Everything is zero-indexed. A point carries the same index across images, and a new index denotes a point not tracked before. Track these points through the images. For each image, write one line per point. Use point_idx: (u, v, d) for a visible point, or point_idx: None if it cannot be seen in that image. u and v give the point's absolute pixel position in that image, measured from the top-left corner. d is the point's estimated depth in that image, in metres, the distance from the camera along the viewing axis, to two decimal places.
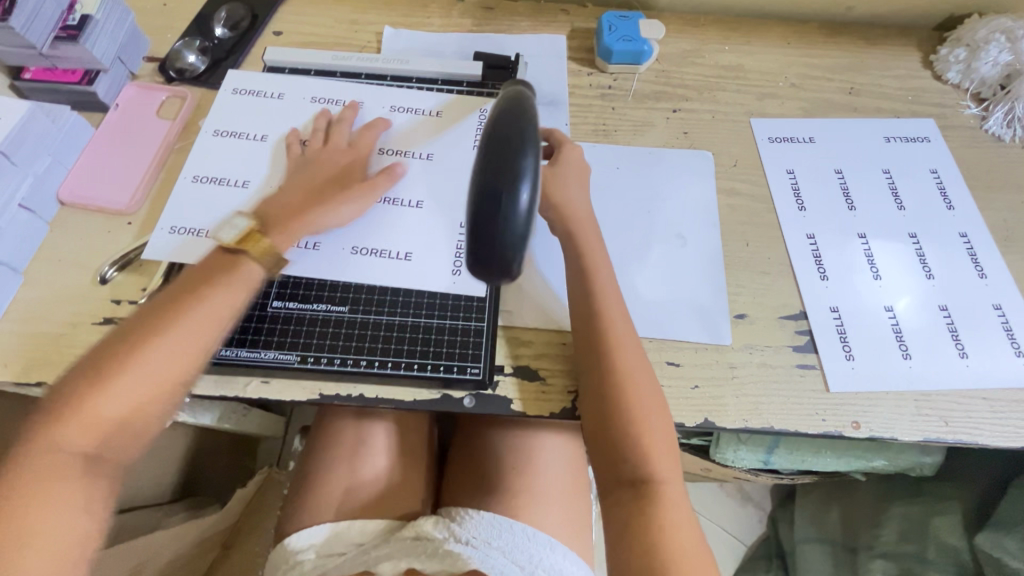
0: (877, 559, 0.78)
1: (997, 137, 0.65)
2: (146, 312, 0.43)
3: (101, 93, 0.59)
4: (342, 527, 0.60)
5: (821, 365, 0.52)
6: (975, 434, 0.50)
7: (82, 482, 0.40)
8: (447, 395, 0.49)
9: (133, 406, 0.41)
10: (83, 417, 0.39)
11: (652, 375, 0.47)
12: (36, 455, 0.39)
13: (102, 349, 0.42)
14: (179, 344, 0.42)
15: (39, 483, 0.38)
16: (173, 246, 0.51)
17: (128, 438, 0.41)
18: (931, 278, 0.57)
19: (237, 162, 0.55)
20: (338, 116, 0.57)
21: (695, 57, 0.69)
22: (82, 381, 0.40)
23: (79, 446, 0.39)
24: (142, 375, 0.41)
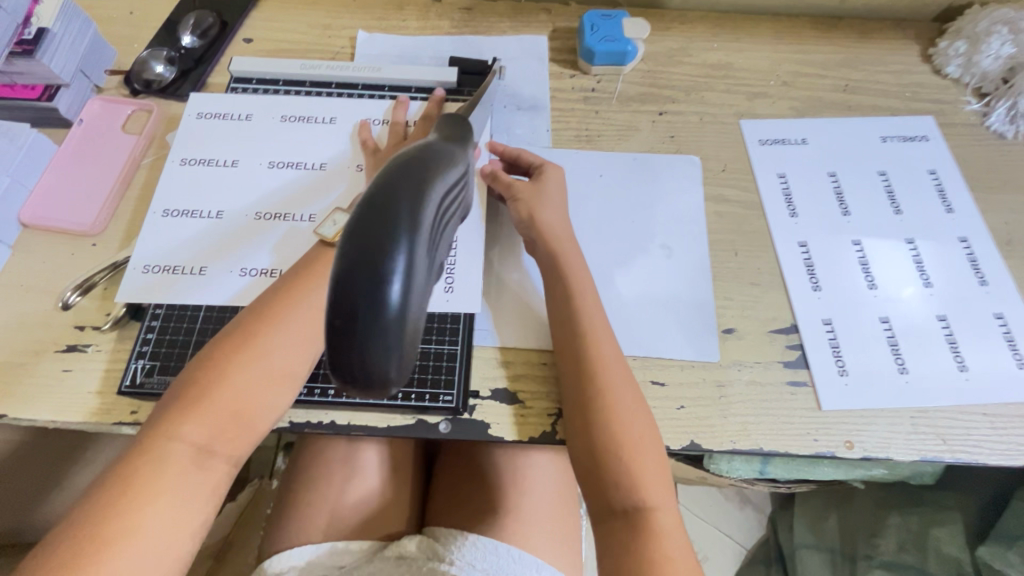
0: (877, 569, 0.76)
1: (999, 134, 0.63)
2: (257, 308, 0.45)
3: (63, 109, 0.58)
4: (324, 550, 0.56)
5: (813, 382, 0.50)
6: (976, 452, 0.48)
7: (198, 474, 0.41)
8: (420, 421, 0.47)
9: (251, 393, 0.42)
10: (203, 406, 0.41)
11: (639, 400, 0.45)
12: (165, 436, 0.40)
13: (218, 342, 0.43)
14: (292, 339, 0.44)
15: (158, 468, 0.40)
16: (147, 286, 0.49)
17: (243, 427, 0.42)
18: (929, 287, 0.54)
19: (206, 190, 0.53)
20: (313, 140, 0.55)
21: (682, 56, 0.66)
22: (202, 372, 0.42)
23: (194, 437, 0.41)
24: (258, 364, 0.43)
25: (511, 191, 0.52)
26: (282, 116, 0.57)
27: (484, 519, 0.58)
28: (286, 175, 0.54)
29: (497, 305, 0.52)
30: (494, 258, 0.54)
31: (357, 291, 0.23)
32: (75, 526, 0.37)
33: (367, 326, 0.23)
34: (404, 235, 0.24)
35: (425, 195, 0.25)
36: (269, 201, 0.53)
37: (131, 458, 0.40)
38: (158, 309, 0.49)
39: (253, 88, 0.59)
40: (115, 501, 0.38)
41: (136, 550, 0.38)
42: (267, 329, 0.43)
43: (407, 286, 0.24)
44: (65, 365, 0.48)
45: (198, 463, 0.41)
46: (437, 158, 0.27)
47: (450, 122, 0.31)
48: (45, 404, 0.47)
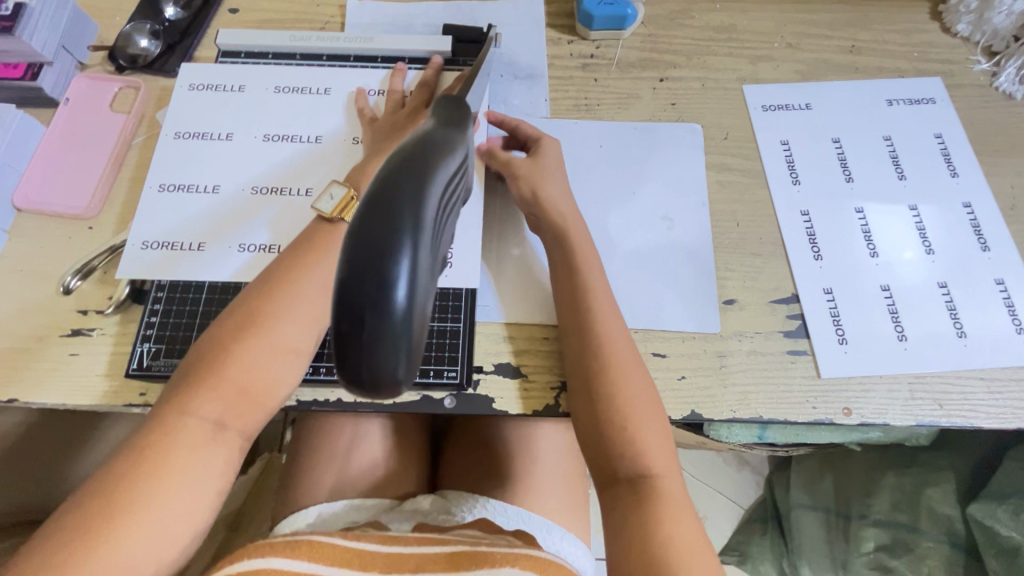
0: (870, 527, 0.80)
1: (1008, 95, 0.61)
2: (261, 287, 0.45)
3: (48, 88, 0.56)
4: (337, 507, 0.58)
5: (813, 350, 0.50)
6: (971, 416, 0.48)
7: (211, 448, 0.41)
8: (426, 396, 0.48)
9: (257, 372, 0.43)
10: (214, 383, 0.42)
11: (644, 375, 0.46)
12: (176, 413, 0.41)
13: (223, 321, 0.44)
14: (296, 317, 0.44)
15: (174, 442, 0.40)
16: (146, 261, 0.49)
17: (252, 405, 0.43)
18: (931, 253, 0.54)
19: (201, 164, 0.52)
20: (307, 113, 0.54)
21: (683, 18, 0.64)
22: (212, 349, 0.43)
23: (207, 413, 0.42)
24: (264, 342, 0.43)
25: (510, 168, 0.51)
26: (274, 87, 0.55)
27: (492, 487, 0.60)
28: (280, 149, 0.53)
29: (498, 278, 0.52)
30: (495, 231, 0.53)
31: (359, 297, 0.23)
32: (93, 497, 0.38)
33: (374, 331, 0.23)
34: (406, 237, 0.23)
35: (426, 193, 0.24)
36: (263, 176, 0.52)
37: (146, 433, 0.41)
38: (159, 293, 0.49)
39: (242, 61, 0.57)
40: (133, 472, 0.39)
41: (154, 521, 0.39)
42: (270, 305, 0.44)
43: (411, 290, 0.24)
44: (71, 350, 0.49)
45: (213, 437, 0.42)
46: (436, 147, 0.26)
47: (449, 103, 0.30)
48: (54, 388, 0.47)
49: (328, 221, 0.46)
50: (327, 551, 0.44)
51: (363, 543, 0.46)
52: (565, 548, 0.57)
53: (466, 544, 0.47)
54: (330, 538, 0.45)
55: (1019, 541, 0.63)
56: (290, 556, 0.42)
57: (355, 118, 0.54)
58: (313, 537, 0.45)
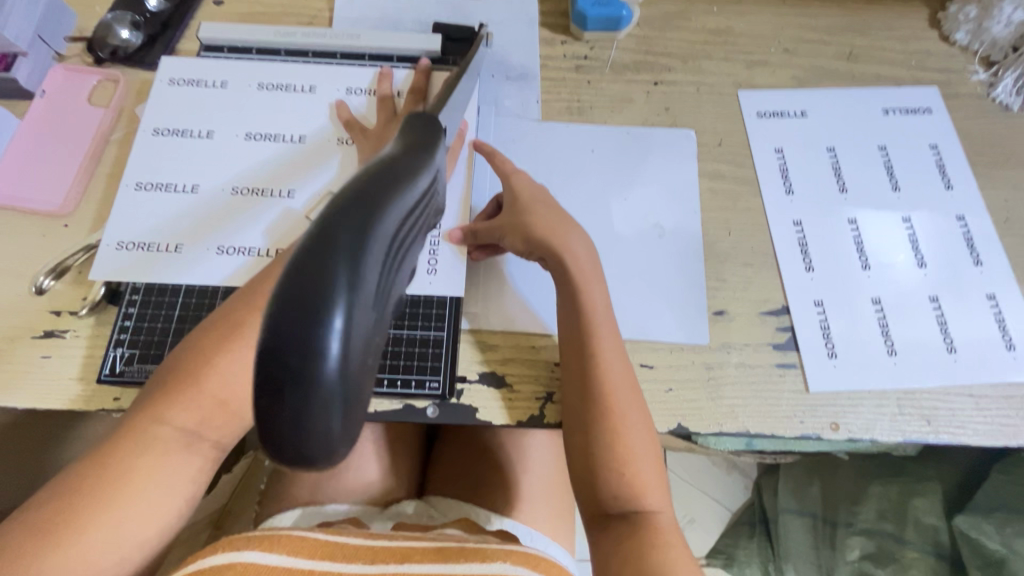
0: (855, 535, 0.80)
1: (1004, 106, 0.60)
2: (245, 296, 0.43)
3: (23, 80, 0.54)
4: (320, 506, 0.57)
5: (802, 364, 0.50)
6: (959, 433, 0.48)
7: (181, 459, 0.40)
8: (408, 405, 0.47)
9: (236, 387, 0.41)
10: (188, 392, 0.40)
11: (637, 399, 0.45)
12: (149, 421, 0.40)
13: (207, 329, 0.42)
14: None
15: (144, 449, 0.39)
16: (121, 263, 0.47)
17: (229, 418, 0.42)
18: (923, 267, 0.53)
19: (180, 162, 0.50)
20: (292, 111, 0.53)
21: (679, 20, 0.63)
22: (189, 358, 0.41)
23: (180, 423, 0.40)
24: (247, 355, 0.41)
25: (499, 233, 0.48)
26: (255, 83, 0.53)
27: (477, 494, 0.59)
28: (261, 147, 0.51)
29: (483, 284, 0.51)
30: None
31: (281, 357, 0.17)
32: (53, 498, 0.38)
33: (299, 404, 0.17)
34: (342, 280, 0.17)
35: (376, 223, 0.19)
36: (243, 176, 0.50)
37: (117, 436, 0.40)
38: (135, 295, 0.48)
39: (225, 56, 0.55)
40: (97, 477, 0.38)
41: (117, 528, 0.38)
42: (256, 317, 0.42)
43: (349, 349, 0.18)
44: (43, 352, 0.47)
45: (184, 447, 0.41)
46: (398, 169, 0.21)
47: (415, 125, 0.25)
48: (25, 392, 0.46)
49: None
50: (304, 544, 0.43)
51: (345, 537, 0.45)
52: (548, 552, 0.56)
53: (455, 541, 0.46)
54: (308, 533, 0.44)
55: (1004, 554, 0.63)
56: (266, 550, 0.42)
57: (338, 116, 0.52)
58: (292, 532, 0.44)
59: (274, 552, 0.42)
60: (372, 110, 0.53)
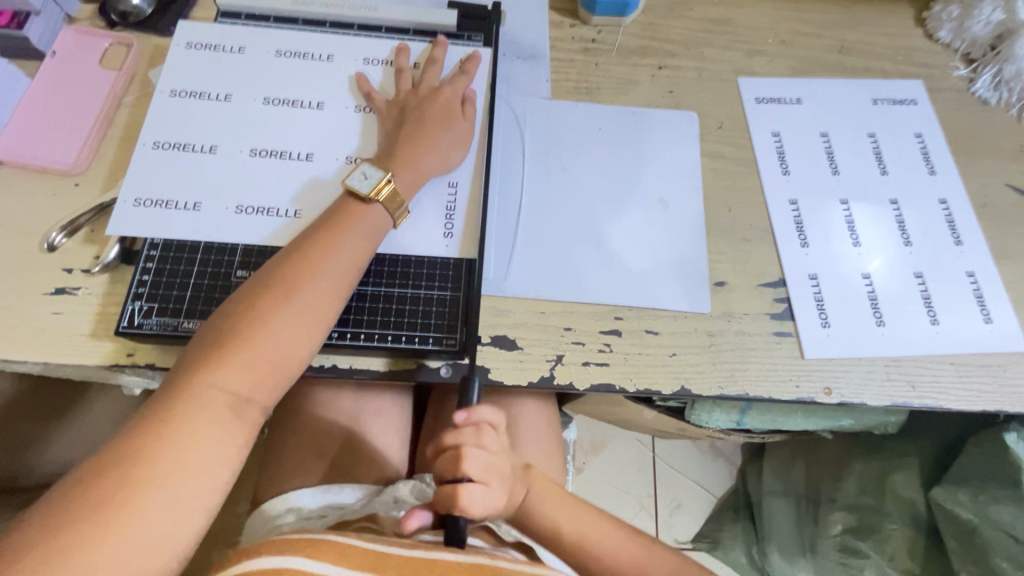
0: (838, 510, 0.83)
1: (983, 100, 0.64)
2: (288, 262, 0.44)
3: (35, 39, 0.54)
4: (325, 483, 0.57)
5: (798, 332, 0.52)
6: (941, 398, 0.51)
7: (232, 423, 0.40)
8: (423, 364, 0.49)
9: (285, 346, 0.42)
10: (242, 354, 0.41)
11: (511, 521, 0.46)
12: (196, 388, 0.40)
13: (247, 294, 0.43)
14: (325, 290, 0.44)
15: (195, 415, 0.39)
16: (140, 220, 0.48)
17: (275, 379, 0.42)
18: (909, 245, 0.57)
19: (200, 123, 0.51)
20: (310, 78, 0.54)
21: (682, 10, 0.66)
22: (233, 323, 0.42)
23: (231, 388, 0.40)
24: (296, 315, 0.43)
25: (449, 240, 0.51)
26: (273, 50, 0.54)
27: None
28: (280, 111, 0.52)
29: (496, 251, 0.52)
30: (496, 199, 0.54)
31: None
32: (98, 476, 0.36)
33: None
34: None
35: None
36: (263, 139, 0.51)
37: (163, 407, 0.39)
38: (151, 252, 0.48)
39: (241, 23, 0.56)
40: (147, 447, 0.37)
41: (178, 498, 0.37)
42: (300, 278, 0.43)
43: None
44: (55, 309, 0.47)
45: (234, 411, 0.41)
46: None
47: None
48: (36, 347, 0.46)
49: (353, 196, 0.48)
50: (353, 552, 0.40)
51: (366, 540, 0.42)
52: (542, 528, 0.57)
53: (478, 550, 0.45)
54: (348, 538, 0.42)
55: (977, 523, 0.66)
56: (316, 557, 0.39)
57: (355, 85, 0.54)
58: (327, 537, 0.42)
59: (326, 559, 0.39)
60: (390, 80, 0.54)
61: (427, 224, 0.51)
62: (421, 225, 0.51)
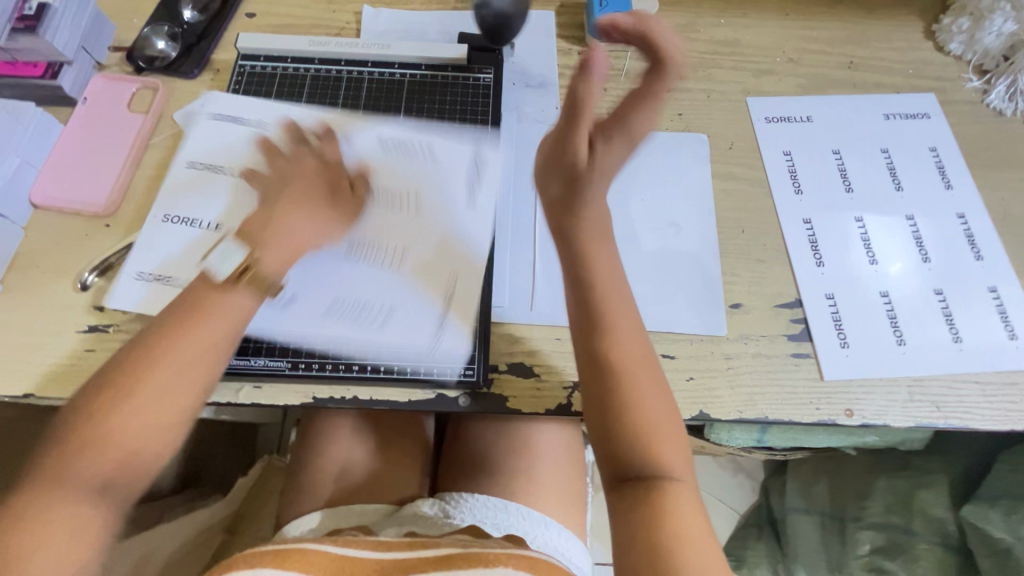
0: (865, 529, 0.81)
1: (998, 111, 0.64)
2: (168, 313, 0.43)
3: (67, 87, 0.57)
4: (343, 509, 0.58)
5: (816, 354, 0.52)
6: (967, 418, 0.50)
7: (104, 485, 0.39)
8: (441, 395, 0.49)
9: (159, 402, 0.40)
10: (114, 414, 0.39)
11: (669, 403, 0.44)
12: (67, 453, 0.38)
13: (133, 347, 0.41)
14: (201, 341, 0.42)
15: (69, 478, 0.38)
16: (162, 235, 0.52)
17: (149, 437, 0.40)
18: (927, 262, 0.56)
19: (209, 197, 0.53)
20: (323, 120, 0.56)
21: (689, 32, 0.67)
22: (76, 416, 0.39)
23: (104, 449, 0.39)
24: (172, 368, 0.41)
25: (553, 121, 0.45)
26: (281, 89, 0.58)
27: (498, 483, 0.60)
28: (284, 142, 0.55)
29: (509, 279, 0.53)
30: (508, 228, 0.55)
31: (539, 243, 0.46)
32: None
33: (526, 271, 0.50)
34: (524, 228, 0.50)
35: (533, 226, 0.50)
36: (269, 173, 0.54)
37: (38, 473, 0.38)
38: (179, 290, 0.50)
39: (261, 65, 0.59)
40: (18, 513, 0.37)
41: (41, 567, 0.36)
42: (180, 329, 0.42)
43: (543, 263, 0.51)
44: (88, 346, 0.49)
45: (106, 474, 0.39)
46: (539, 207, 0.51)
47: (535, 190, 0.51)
48: (71, 384, 0.48)
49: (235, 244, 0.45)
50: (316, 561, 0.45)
51: (355, 551, 0.47)
52: (549, 538, 0.57)
53: (455, 545, 0.48)
54: (322, 546, 0.47)
55: (1010, 542, 0.65)
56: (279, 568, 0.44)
57: (305, 126, 0.56)
58: (305, 544, 0.46)
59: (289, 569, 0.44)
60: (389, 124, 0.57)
61: (442, 258, 0.52)
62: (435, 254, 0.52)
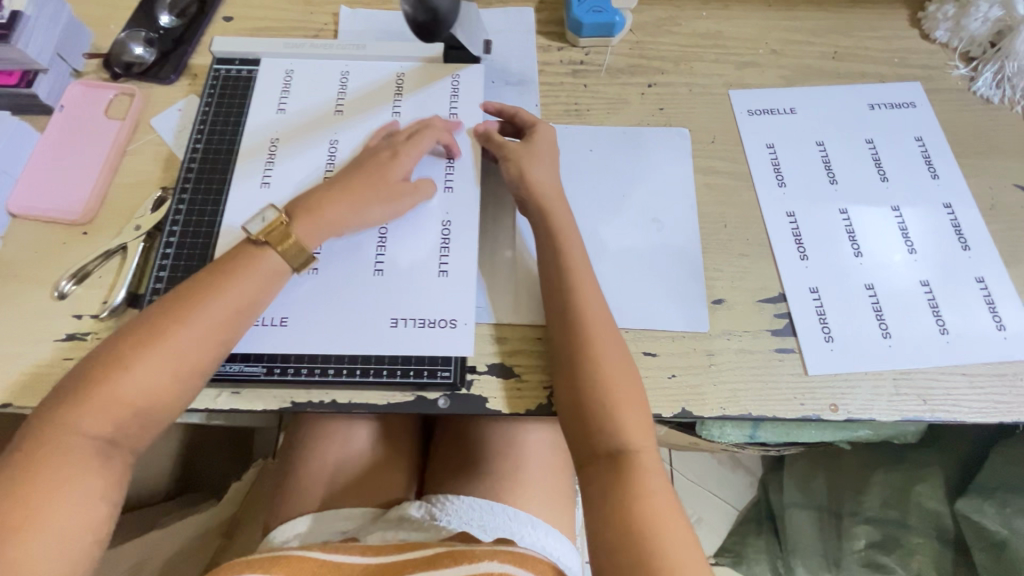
0: (861, 524, 0.81)
1: (985, 99, 0.63)
2: (213, 268, 0.46)
3: (43, 95, 0.57)
4: (329, 515, 0.58)
5: (800, 349, 0.51)
6: (954, 411, 0.50)
7: (141, 417, 0.42)
8: (421, 397, 0.49)
9: (202, 344, 0.43)
10: (158, 350, 0.42)
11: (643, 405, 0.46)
12: (113, 377, 0.41)
13: (181, 292, 0.45)
14: (241, 296, 0.45)
15: (112, 404, 0.41)
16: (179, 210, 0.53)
17: (187, 378, 0.43)
18: (914, 253, 0.55)
19: (216, 171, 0.55)
20: (310, 106, 0.57)
21: (670, 26, 0.66)
22: (87, 373, 0.42)
23: (147, 380, 0.42)
24: (214, 315, 0.44)
25: (505, 151, 0.54)
26: (284, 82, 0.58)
27: (484, 485, 0.60)
28: (315, 118, 0.57)
29: (487, 279, 0.53)
30: (490, 228, 0.55)
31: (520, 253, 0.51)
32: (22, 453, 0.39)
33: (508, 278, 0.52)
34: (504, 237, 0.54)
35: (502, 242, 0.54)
36: (297, 159, 0.55)
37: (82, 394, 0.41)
38: (155, 297, 0.50)
39: (236, 68, 0.59)
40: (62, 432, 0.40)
41: (73, 490, 0.39)
42: (223, 281, 0.45)
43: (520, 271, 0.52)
44: (65, 354, 0.49)
45: (144, 408, 0.42)
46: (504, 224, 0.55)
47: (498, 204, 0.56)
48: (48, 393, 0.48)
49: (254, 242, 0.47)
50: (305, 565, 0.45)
51: (342, 556, 0.47)
52: (536, 538, 0.57)
53: (441, 545, 0.48)
54: (310, 552, 0.47)
55: (1005, 534, 0.65)
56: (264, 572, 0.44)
57: (299, 104, 0.57)
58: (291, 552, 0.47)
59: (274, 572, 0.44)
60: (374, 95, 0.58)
61: (420, 259, 0.51)
62: (413, 259, 0.51)
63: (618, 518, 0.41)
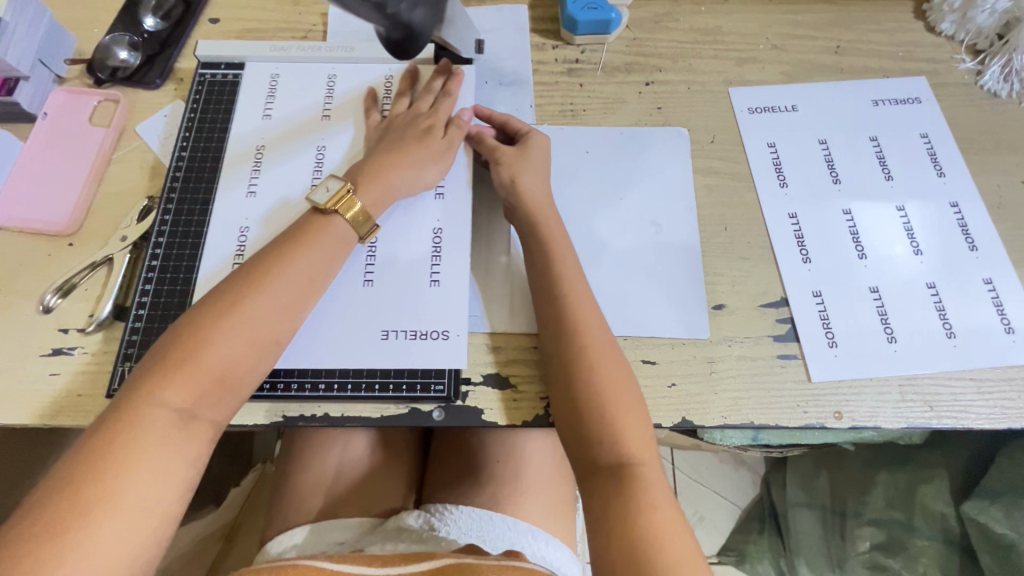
0: (866, 526, 0.80)
1: (992, 93, 0.61)
2: (279, 240, 0.45)
3: (26, 103, 0.55)
4: (325, 526, 0.57)
5: (803, 355, 0.50)
6: (962, 417, 0.48)
7: (219, 391, 0.40)
8: (414, 409, 0.48)
9: (278, 313, 0.42)
10: (236, 319, 0.41)
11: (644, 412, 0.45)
12: (193, 348, 0.39)
13: (250, 264, 0.44)
14: (313, 265, 0.45)
15: (193, 378, 0.39)
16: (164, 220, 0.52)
17: (263, 349, 0.42)
18: (920, 254, 0.54)
19: (202, 179, 0.53)
20: (297, 112, 0.56)
21: (668, 21, 0.64)
22: (162, 349, 0.40)
23: (228, 350, 0.40)
24: (288, 283, 0.43)
25: (496, 155, 0.53)
26: (269, 87, 0.57)
27: (482, 494, 0.59)
28: (301, 125, 0.55)
29: (481, 288, 0.52)
30: (482, 235, 0.54)
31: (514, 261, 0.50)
32: (95, 436, 0.37)
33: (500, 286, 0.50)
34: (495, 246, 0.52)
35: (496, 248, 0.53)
36: (283, 166, 0.53)
37: (160, 369, 0.39)
38: (141, 311, 0.49)
39: (222, 73, 0.57)
40: (138, 411, 0.37)
41: (153, 472, 0.36)
42: (292, 251, 0.45)
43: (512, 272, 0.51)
44: (52, 369, 0.48)
45: (222, 381, 0.40)
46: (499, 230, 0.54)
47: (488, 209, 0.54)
48: (35, 409, 0.47)
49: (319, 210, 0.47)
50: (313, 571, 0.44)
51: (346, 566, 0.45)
52: (536, 548, 0.56)
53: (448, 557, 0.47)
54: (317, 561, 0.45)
55: (1013, 538, 0.64)
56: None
57: (285, 109, 0.56)
58: (301, 560, 0.45)
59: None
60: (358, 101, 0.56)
61: (412, 269, 0.50)
62: (405, 268, 0.50)
63: (619, 531, 0.40)
